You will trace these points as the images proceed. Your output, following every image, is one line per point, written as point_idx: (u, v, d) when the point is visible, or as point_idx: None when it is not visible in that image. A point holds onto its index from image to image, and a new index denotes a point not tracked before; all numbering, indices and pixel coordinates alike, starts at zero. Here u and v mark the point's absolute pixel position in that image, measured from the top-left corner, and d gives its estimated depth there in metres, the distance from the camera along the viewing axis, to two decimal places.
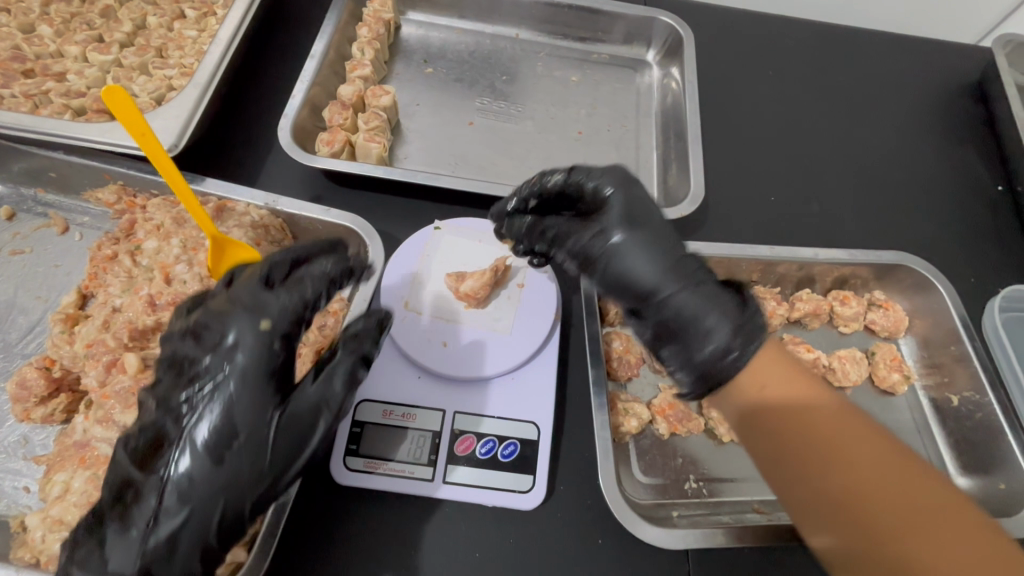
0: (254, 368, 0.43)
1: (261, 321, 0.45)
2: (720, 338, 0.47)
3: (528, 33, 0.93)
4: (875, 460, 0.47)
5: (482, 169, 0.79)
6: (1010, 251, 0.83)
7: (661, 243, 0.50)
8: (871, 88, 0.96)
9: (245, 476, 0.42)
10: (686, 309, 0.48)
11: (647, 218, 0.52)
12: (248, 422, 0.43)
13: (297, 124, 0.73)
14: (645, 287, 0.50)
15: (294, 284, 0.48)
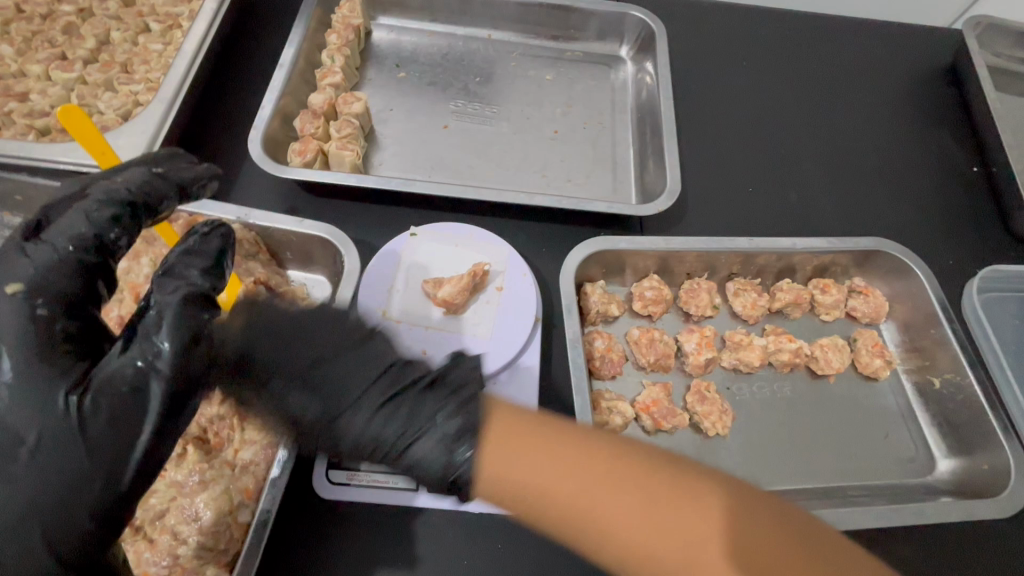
0: (25, 348, 0.39)
1: (8, 285, 0.39)
2: (446, 449, 0.43)
3: (500, 34, 0.93)
4: (635, 506, 0.39)
5: (458, 173, 0.78)
6: (986, 232, 0.84)
7: (345, 351, 0.46)
8: (845, 75, 0.96)
9: (59, 476, 0.38)
10: (413, 452, 0.43)
11: (305, 327, 0.47)
12: (39, 418, 0.38)
13: (267, 135, 0.72)
14: (320, 401, 0.45)
15: (56, 230, 0.41)
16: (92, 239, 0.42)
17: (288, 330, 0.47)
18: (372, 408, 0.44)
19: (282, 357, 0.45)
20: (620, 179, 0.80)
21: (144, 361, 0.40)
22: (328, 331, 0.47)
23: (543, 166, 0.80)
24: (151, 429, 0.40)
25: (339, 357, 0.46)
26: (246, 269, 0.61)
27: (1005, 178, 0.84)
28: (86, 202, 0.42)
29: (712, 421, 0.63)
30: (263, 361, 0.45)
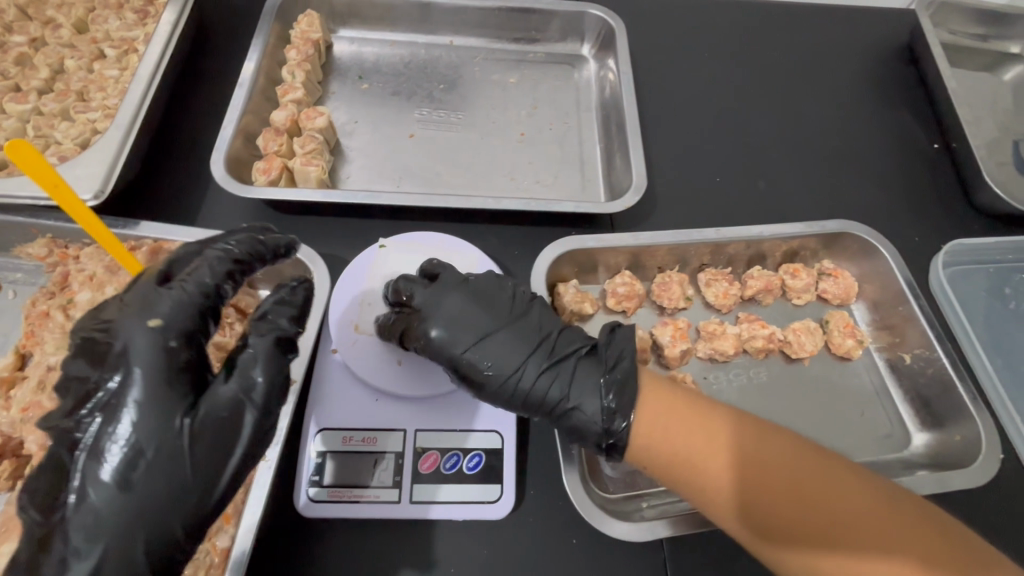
0: (154, 372, 0.42)
1: (150, 319, 0.44)
2: (601, 409, 0.53)
3: (462, 40, 0.93)
4: (776, 464, 0.48)
5: (426, 181, 0.78)
6: (949, 207, 0.85)
7: (545, 335, 0.56)
8: (805, 61, 0.97)
9: (159, 495, 0.41)
10: (571, 410, 0.53)
11: (509, 322, 0.56)
12: (153, 434, 0.41)
13: (230, 155, 0.71)
14: (527, 383, 0.54)
15: (187, 276, 0.47)
16: (214, 289, 0.48)
17: (480, 325, 0.55)
18: (580, 383, 0.54)
19: (505, 343, 0.55)
20: (588, 178, 0.81)
21: (241, 394, 0.44)
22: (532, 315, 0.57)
23: (511, 169, 0.81)
24: (240, 452, 0.44)
25: (522, 335, 0.55)
26: None
27: (964, 153, 0.86)
28: (210, 256, 0.48)
29: None
30: (474, 349, 0.54)
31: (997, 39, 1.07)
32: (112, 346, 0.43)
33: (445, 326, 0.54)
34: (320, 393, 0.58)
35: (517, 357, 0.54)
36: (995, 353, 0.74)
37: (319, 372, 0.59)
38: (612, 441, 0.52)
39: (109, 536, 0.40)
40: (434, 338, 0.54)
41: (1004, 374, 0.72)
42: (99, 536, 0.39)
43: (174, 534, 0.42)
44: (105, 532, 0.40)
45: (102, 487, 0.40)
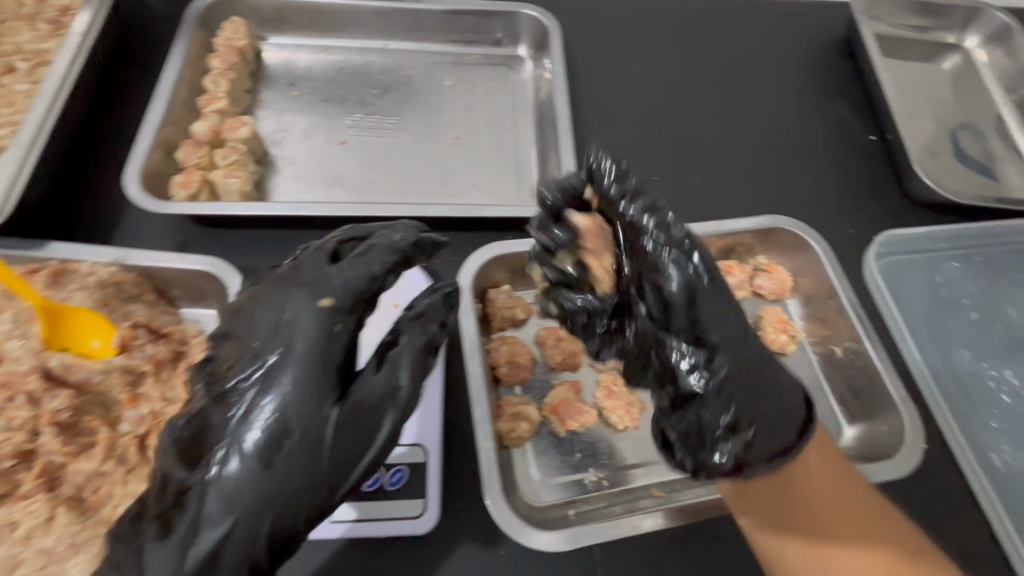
0: (316, 355, 0.44)
1: (321, 298, 0.45)
2: (758, 368, 0.47)
3: (396, 43, 0.91)
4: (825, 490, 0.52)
5: (357, 189, 0.76)
6: (884, 198, 0.86)
7: (742, 330, 0.46)
8: (744, 56, 0.98)
9: (294, 481, 0.42)
10: (741, 363, 0.46)
11: (722, 276, 0.44)
12: (301, 418, 0.42)
13: (146, 170, 0.69)
14: (735, 320, 0.45)
15: (356, 261, 0.48)
16: (364, 292, 0.47)
17: (684, 246, 0.43)
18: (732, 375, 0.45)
19: (698, 285, 0.43)
20: (524, 181, 0.80)
21: (388, 395, 0.45)
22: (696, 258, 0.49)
23: (445, 173, 0.79)
24: (373, 452, 0.44)
25: (730, 301, 0.45)
26: (124, 313, 0.59)
27: (896, 144, 0.87)
28: (377, 249, 0.48)
29: (620, 415, 0.63)
30: (675, 273, 0.42)
31: (934, 30, 1.08)
32: (270, 320, 0.45)
33: (653, 215, 0.43)
34: None
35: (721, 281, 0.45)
36: (927, 342, 0.74)
37: None
38: (708, 422, 0.46)
39: (243, 508, 0.41)
40: (634, 213, 0.43)
41: (936, 363, 0.73)
42: (226, 507, 0.40)
43: (296, 522, 0.42)
44: (237, 503, 0.41)
45: (248, 456, 0.41)
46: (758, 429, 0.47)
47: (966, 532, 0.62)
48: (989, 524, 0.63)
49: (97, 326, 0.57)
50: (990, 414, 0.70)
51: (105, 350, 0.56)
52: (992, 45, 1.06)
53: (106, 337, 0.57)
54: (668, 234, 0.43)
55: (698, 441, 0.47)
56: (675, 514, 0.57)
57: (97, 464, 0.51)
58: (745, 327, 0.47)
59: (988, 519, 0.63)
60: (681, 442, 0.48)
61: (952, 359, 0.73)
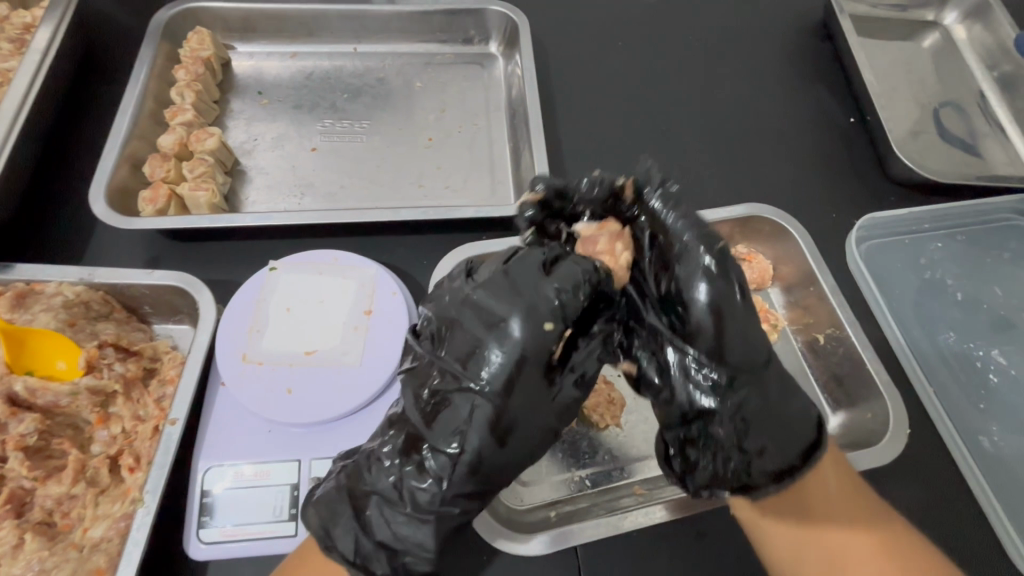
0: (538, 360, 0.45)
1: (545, 322, 0.45)
2: (773, 398, 0.49)
3: (366, 46, 0.90)
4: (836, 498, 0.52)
5: (329, 196, 0.76)
6: (866, 180, 0.85)
7: (764, 361, 0.48)
8: (720, 43, 0.96)
9: (519, 460, 0.46)
10: (754, 397, 0.48)
11: (747, 295, 0.47)
12: (529, 409, 0.45)
13: (111, 185, 0.68)
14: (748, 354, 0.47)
15: (566, 279, 0.46)
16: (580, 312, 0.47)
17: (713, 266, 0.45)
18: (751, 398, 0.48)
19: (724, 314, 0.45)
20: (498, 180, 0.79)
21: (585, 389, 0.49)
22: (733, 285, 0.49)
23: (419, 176, 0.79)
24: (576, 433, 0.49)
25: (752, 326, 0.47)
26: (90, 332, 0.58)
27: (876, 126, 0.86)
28: (587, 265, 0.47)
29: (600, 414, 0.61)
30: (705, 296, 0.45)
31: (913, 8, 1.06)
32: (493, 321, 0.45)
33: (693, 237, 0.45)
34: (209, 428, 0.56)
35: (742, 316, 0.46)
36: (913, 325, 0.74)
37: (208, 408, 0.57)
38: (721, 442, 0.48)
39: (478, 479, 0.45)
40: (672, 224, 0.46)
41: (922, 346, 0.72)
42: (470, 480, 0.45)
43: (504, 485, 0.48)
44: (477, 478, 0.45)
45: (490, 440, 0.44)
46: (771, 447, 0.49)
47: (958, 515, 0.62)
48: (979, 507, 0.63)
49: (63, 348, 0.56)
50: (978, 396, 0.69)
51: (71, 370, 0.56)
52: (971, 20, 1.05)
53: (71, 358, 0.56)
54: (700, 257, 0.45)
55: (711, 452, 0.49)
56: (672, 507, 0.56)
57: (67, 487, 0.51)
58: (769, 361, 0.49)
59: (977, 501, 0.63)
60: (680, 453, 0.51)
61: (938, 341, 0.73)
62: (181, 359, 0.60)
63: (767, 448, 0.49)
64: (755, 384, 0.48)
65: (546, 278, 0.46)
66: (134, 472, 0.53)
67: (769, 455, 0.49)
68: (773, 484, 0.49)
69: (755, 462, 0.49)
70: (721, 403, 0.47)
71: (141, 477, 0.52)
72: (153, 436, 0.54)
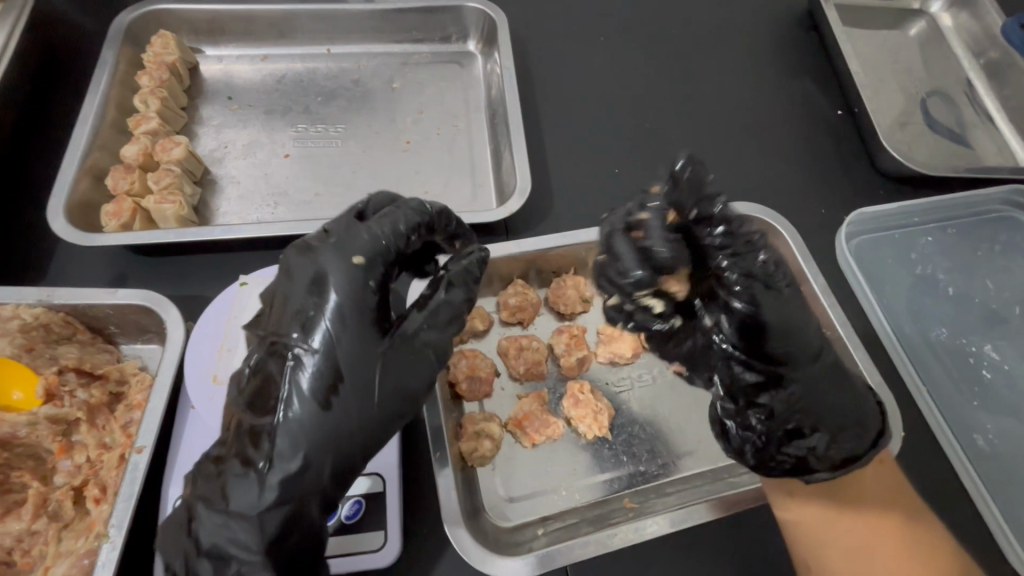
0: (353, 313, 0.43)
1: (353, 257, 0.44)
2: (827, 388, 0.48)
3: (340, 47, 0.87)
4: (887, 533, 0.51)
5: (304, 204, 0.73)
6: (855, 174, 0.84)
7: (816, 349, 0.47)
8: (704, 36, 0.94)
9: (350, 423, 0.43)
10: (807, 390, 0.47)
11: (793, 283, 0.46)
12: (352, 359, 0.43)
13: (72, 201, 0.65)
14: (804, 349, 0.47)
15: (382, 220, 0.47)
16: (395, 253, 0.47)
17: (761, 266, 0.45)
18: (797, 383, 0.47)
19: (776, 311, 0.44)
20: (479, 183, 0.77)
21: (423, 337, 0.46)
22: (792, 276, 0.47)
23: (397, 181, 0.76)
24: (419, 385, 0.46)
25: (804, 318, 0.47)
26: (50, 356, 0.55)
27: (864, 118, 0.84)
28: (404, 211, 0.48)
29: (588, 424, 0.60)
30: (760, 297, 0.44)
31: None
32: (309, 275, 0.44)
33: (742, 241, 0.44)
34: (180, 454, 0.53)
35: (797, 314, 0.46)
36: (905, 322, 0.72)
37: (178, 433, 0.55)
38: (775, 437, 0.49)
39: (307, 447, 0.41)
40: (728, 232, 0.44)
41: (914, 342, 0.71)
42: (301, 446, 0.41)
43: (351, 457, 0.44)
44: (304, 444, 0.42)
45: (320, 399, 0.42)
46: (828, 434, 0.49)
47: (954, 516, 0.61)
48: (973, 506, 0.62)
49: (20, 376, 0.53)
50: (973, 392, 0.68)
51: (29, 401, 0.53)
52: (957, 8, 1.03)
53: (29, 387, 0.53)
54: (746, 259, 0.44)
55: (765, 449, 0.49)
56: (664, 521, 0.55)
57: (27, 523, 0.50)
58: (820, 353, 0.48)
59: (972, 500, 0.62)
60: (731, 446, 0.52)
61: (930, 337, 0.71)
62: (150, 382, 0.57)
63: (821, 434, 0.49)
64: (809, 374, 0.47)
65: (362, 224, 0.47)
66: (99, 504, 0.50)
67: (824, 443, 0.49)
68: (828, 465, 0.49)
69: (805, 443, 0.49)
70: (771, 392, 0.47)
71: (106, 509, 0.49)
72: (119, 466, 0.52)
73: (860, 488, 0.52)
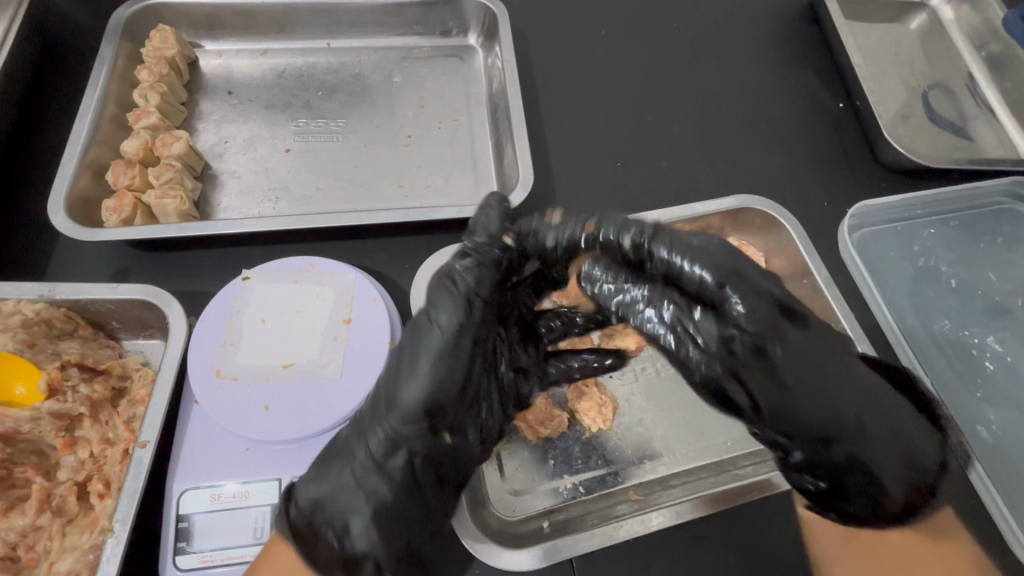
0: (427, 323, 0.46)
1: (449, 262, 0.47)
2: (860, 447, 0.50)
3: (340, 41, 0.87)
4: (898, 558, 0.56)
5: (306, 199, 0.73)
6: (856, 166, 0.83)
7: (834, 413, 0.48)
8: (705, 28, 0.94)
9: (391, 416, 0.47)
10: (841, 453, 0.50)
11: (805, 355, 0.47)
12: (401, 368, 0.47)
13: (72, 195, 0.65)
14: (810, 415, 0.48)
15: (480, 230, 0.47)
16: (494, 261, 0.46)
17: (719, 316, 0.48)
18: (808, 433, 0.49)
19: (735, 369, 0.46)
20: (481, 177, 0.77)
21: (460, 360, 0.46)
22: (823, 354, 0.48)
23: (399, 175, 0.76)
24: (434, 406, 0.46)
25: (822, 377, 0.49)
26: (52, 352, 0.54)
27: (866, 111, 0.84)
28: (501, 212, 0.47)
29: (592, 417, 0.60)
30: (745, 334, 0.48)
31: None
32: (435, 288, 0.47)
33: (724, 286, 0.43)
34: (184, 449, 0.53)
35: (781, 388, 0.46)
36: (907, 314, 0.72)
37: (181, 428, 0.54)
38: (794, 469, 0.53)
39: (364, 426, 0.49)
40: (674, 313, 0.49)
41: (917, 334, 0.71)
42: (359, 429, 0.49)
43: (381, 459, 0.47)
44: (362, 436, 0.48)
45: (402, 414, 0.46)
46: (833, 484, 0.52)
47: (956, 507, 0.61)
48: None
49: (21, 371, 0.52)
50: (976, 384, 0.68)
51: (32, 396, 0.52)
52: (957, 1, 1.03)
53: (32, 383, 0.52)
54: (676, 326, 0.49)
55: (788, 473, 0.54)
56: (670, 514, 0.55)
57: (30, 519, 0.50)
58: (859, 422, 0.50)
59: None
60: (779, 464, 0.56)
61: (933, 329, 0.71)
62: (153, 377, 0.57)
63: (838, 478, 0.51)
64: (830, 443, 0.49)
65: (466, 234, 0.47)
66: (103, 498, 0.50)
67: (835, 485, 0.52)
68: (841, 497, 0.53)
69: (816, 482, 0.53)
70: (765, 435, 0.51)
71: (111, 504, 0.49)
72: (124, 460, 0.52)
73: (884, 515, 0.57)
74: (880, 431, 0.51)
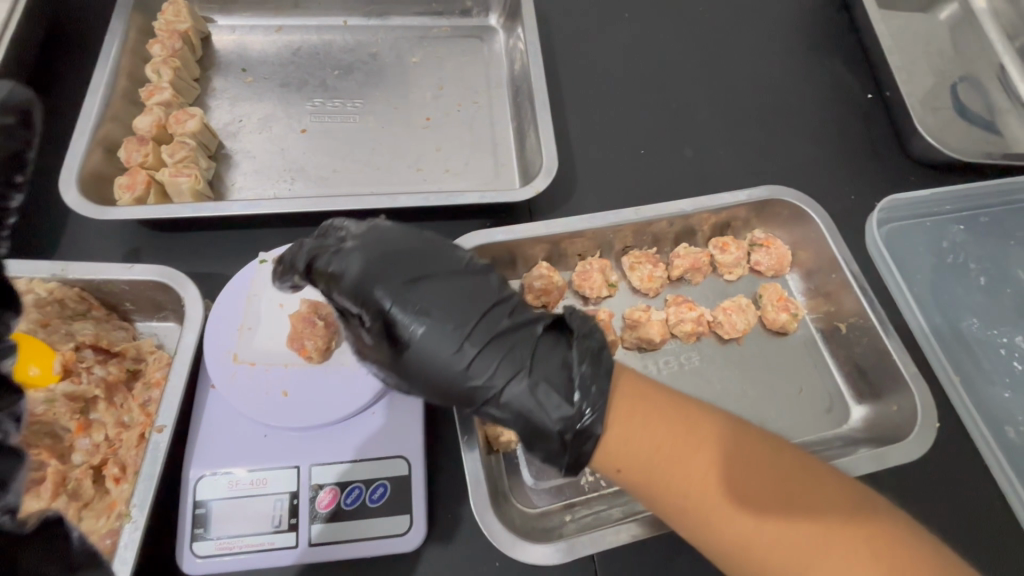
0: None
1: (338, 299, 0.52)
2: (562, 412, 0.46)
3: (356, 19, 0.84)
4: (752, 496, 0.43)
5: (322, 181, 0.71)
6: (886, 160, 0.81)
7: (512, 366, 0.47)
8: (733, 13, 0.91)
9: None
10: (512, 404, 0.47)
11: (443, 309, 0.48)
12: None
13: (84, 172, 0.63)
14: (457, 374, 0.47)
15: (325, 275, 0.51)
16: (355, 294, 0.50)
17: (464, 272, 0.51)
18: (517, 396, 0.47)
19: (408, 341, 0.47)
20: (502, 163, 0.75)
21: None
22: (482, 286, 0.50)
23: (417, 159, 0.74)
24: None
25: (473, 321, 0.48)
26: (65, 333, 0.53)
27: (898, 102, 0.81)
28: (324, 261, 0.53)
29: None
30: (406, 319, 0.47)
31: None
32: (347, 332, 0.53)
33: (354, 245, 0.49)
34: (201, 433, 0.52)
35: (448, 336, 0.47)
36: (938, 311, 0.71)
37: (200, 412, 0.53)
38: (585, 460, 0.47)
39: None
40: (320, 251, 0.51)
41: (946, 333, 0.69)
42: None
43: None
44: None
45: None
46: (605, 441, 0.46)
47: (981, 508, 0.61)
48: (1003, 501, 0.61)
49: (36, 351, 0.51)
50: (1004, 383, 0.67)
51: (46, 377, 0.51)
52: None
53: (46, 362, 0.51)
54: (350, 275, 0.48)
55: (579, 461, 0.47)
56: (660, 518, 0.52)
57: (47, 502, 0.48)
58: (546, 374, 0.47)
59: (1004, 495, 0.61)
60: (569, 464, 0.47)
61: (961, 327, 0.70)
62: (168, 360, 0.56)
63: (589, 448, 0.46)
64: (550, 393, 0.46)
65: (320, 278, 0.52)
66: (119, 483, 0.50)
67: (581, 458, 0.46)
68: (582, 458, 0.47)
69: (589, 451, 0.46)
70: (511, 411, 0.47)
71: (128, 488, 0.49)
72: (140, 444, 0.51)
73: (715, 437, 0.45)
74: (557, 363, 0.48)
